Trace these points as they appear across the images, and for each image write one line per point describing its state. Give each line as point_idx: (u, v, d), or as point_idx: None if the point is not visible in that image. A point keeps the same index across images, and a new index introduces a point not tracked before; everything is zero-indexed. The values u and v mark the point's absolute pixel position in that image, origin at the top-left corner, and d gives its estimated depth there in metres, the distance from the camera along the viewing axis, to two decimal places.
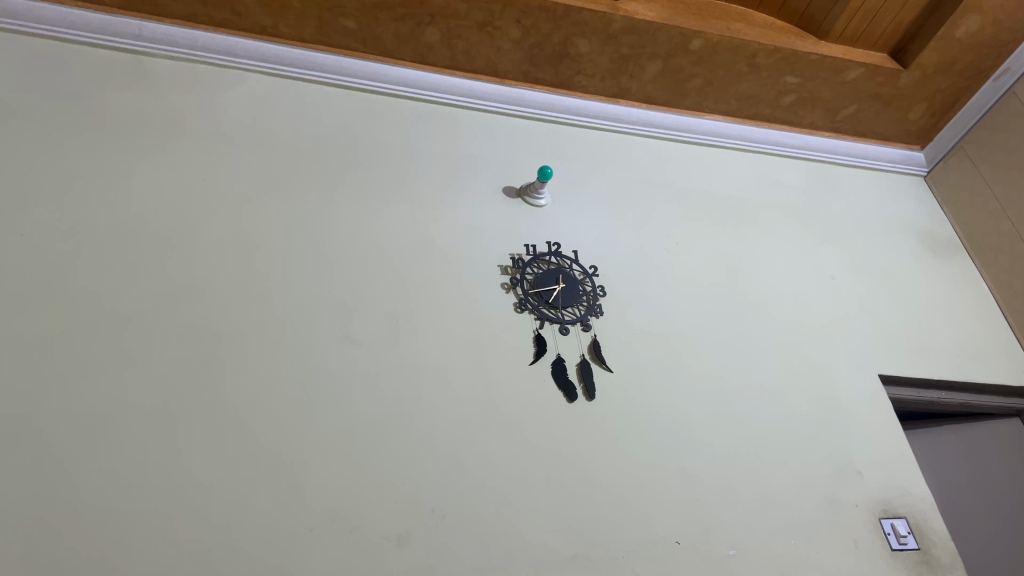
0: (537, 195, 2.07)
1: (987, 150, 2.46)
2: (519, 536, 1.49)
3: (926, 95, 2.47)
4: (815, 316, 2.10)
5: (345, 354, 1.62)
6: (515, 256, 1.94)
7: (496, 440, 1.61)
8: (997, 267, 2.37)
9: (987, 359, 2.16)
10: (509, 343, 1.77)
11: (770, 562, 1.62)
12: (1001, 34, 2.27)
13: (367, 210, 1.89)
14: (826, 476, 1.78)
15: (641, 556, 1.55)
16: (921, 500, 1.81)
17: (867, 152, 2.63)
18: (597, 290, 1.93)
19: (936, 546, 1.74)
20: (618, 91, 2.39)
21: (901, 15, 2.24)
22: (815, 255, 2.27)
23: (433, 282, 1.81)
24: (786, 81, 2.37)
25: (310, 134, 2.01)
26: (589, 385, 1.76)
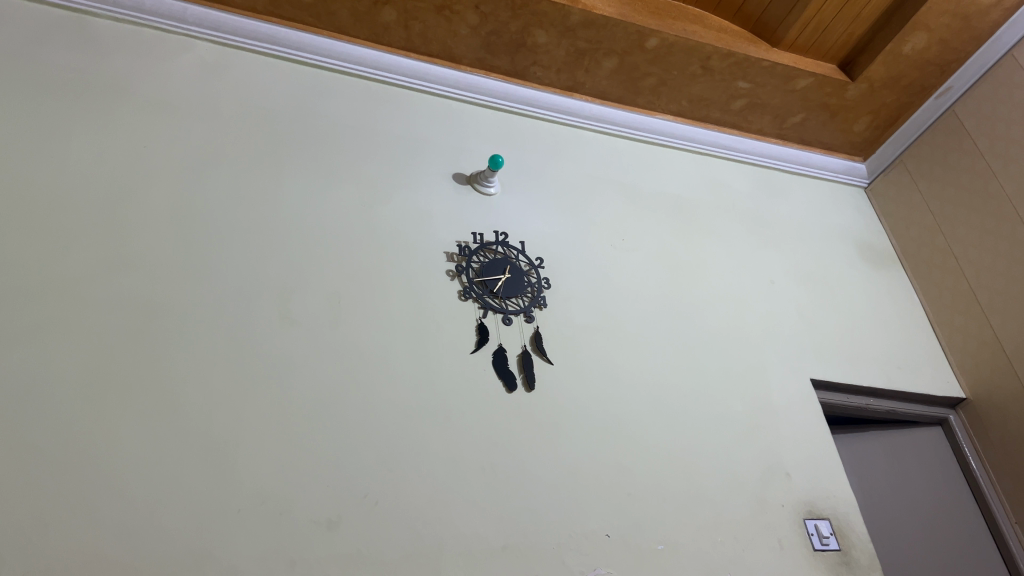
0: (486, 184, 2.14)
1: (926, 166, 2.69)
2: (450, 525, 1.51)
3: (872, 107, 2.68)
4: (751, 311, 2.25)
5: (283, 335, 1.65)
6: (462, 244, 2.00)
7: (433, 427, 1.63)
8: (929, 279, 2.60)
9: (909, 367, 2.37)
10: (451, 331, 1.81)
11: (699, 559, 1.66)
12: (946, 53, 2.47)
13: (315, 186, 1.94)
14: (755, 476, 1.86)
15: (572, 549, 1.57)
16: (844, 502, 1.92)
17: (810, 160, 2.86)
18: (541, 282, 1.99)
19: (856, 547, 1.84)
20: (572, 84, 2.49)
21: (851, 29, 2.41)
22: (756, 259, 2.42)
23: (375, 259, 1.86)
24: (737, 86, 2.53)
25: (268, 116, 2.04)
26: (530, 377, 1.80)
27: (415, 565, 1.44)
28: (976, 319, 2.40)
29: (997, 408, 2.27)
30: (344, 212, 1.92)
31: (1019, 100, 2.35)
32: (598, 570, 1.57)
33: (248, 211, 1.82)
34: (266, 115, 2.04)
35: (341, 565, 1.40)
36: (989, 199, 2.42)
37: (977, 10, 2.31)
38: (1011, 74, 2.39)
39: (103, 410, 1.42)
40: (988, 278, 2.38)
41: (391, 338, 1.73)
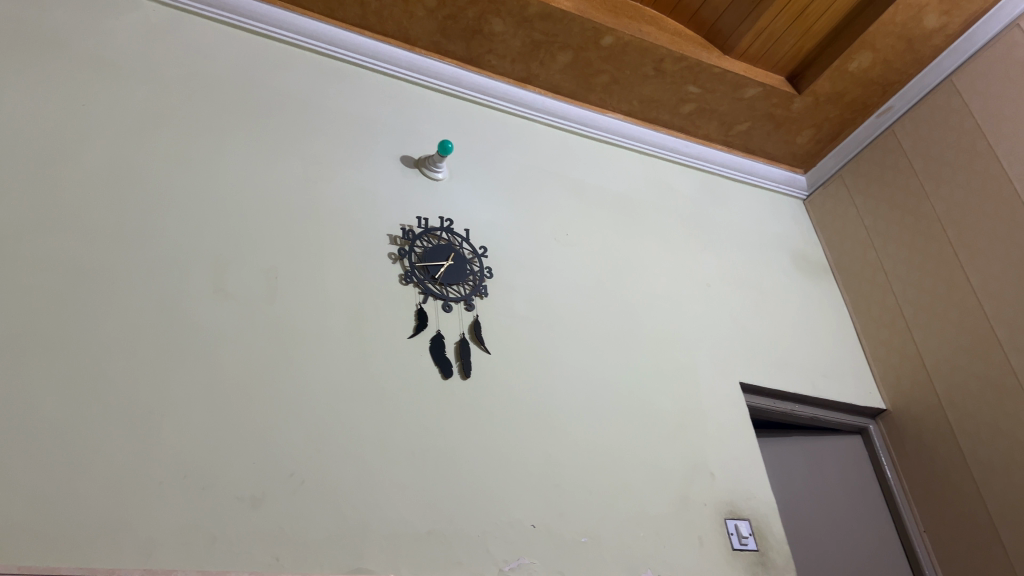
0: (434, 169, 2.12)
1: (862, 182, 2.76)
2: (376, 509, 1.51)
3: (815, 121, 2.75)
4: (686, 313, 2.28)
5: (215, 307, 1.61)
6: (406, 227, 1.98)
7: (365, 411, 1.62)
8: (859, 292, 2.68)
9: (834, 376, 2.44)
10: (389, 314, 1.80)
11: (620, 553, 1.69)
12: (888, 74, 2.55)
13: (256, 159, 1.90)
14: (680, 474, 1.90)
15: (496, 537, 1.58)
16: (764, 504, 1.97)
17: (753, 169, 2.91)
18: (483, 271, 1.99)
19: (772, 549, 1.89)
20: (525, 76, 2.48)
21: (800, 43, 2.48)
22: (695, 263, 2.46)
23: (315, 238, 1.83)
24: (687, 90, 2.56)
25: (213, 84, 1.99)
26: (466, 365, 1.80)
27: (338, 547, 1.43)
28: (901, 333, 2.48)
29: (914, 421, 2.37)
30: (285, 187, 1.88)
31: (955, 125, 2.43)
32: (521, 559, 1.58)
33: (185, 180, 1.77)
34: (210, 83, 1.99)
35: (263, 543, 1.38)
36: (921, 219, 2.50)
37: (921, 33, 2.39)
38: (949, 99, 2.47)
39: (23, 372, 1.38)
40: (914, 295, 2.46)
41: (326, 317, 1.72)
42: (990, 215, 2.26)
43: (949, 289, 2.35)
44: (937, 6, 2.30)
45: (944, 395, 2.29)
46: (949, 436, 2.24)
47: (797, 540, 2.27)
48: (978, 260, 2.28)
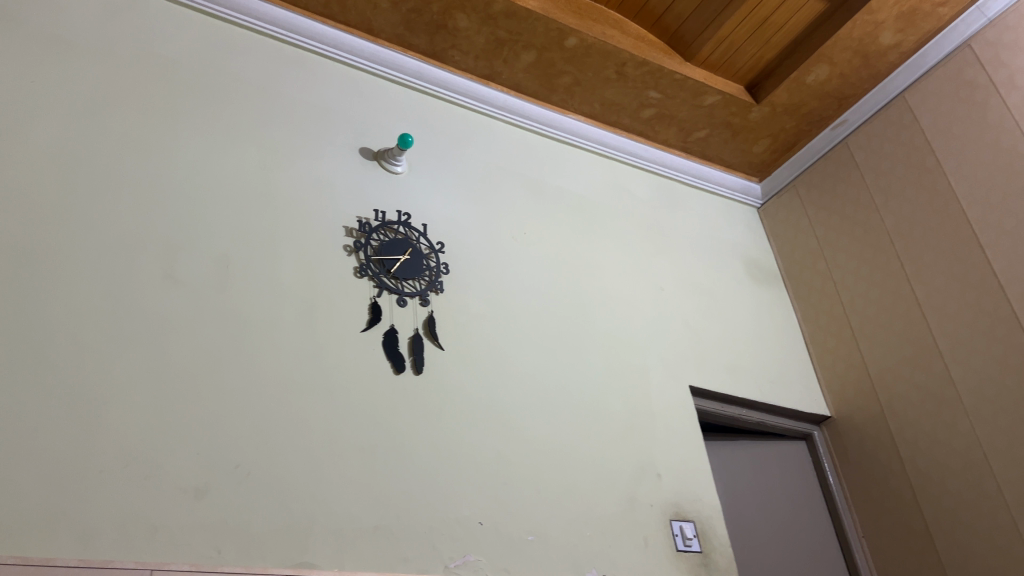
0: (394, 162, 2.11)
1: (815, 193, 2.81)
2: (322, 503, 1.49)
3: (772, 131, 2.79)
4: (639, 316, 2.30)
5: (164, 294, 1.58)
6: (363, 220, 1.97)
7: (314, 404, 1.61)
8: (808, 301, 2.73)
9: (781, 383, 2.48)
10: (343, 307, 1.78)
11: (565, 552, 1.70)
12: (844, 87, 2.61)
13: (212, 145, 1.87)
14: (628, 475, 1.92)
15: (443, 534, 1.58)
16: (709, 506, 1.99)
17: (710, 176, 2.94)
18: (439, 267, 1.99)
19: (716, 551, 1.92)
20: (489, 73, 2.47)
21: (760, 53, 2.53)
22: (650, 266, 2.48)
23: (270, 227, 1.81)
24: (647, 95, 2.58)
25: (169, 67, 1.95)
26: (419, 360, 1.79)
27: (283, 540, 1.42)
28: (847, 342, 2.54)
29: (857, 428, 2.42)
30: (240, 175, 1.85)
31: (906, 141, 2.49)
32: (467, 557, 1.58)
33: (137, 163, 1.73)
34: (167, 65, 1.95)
35: (206, 535, 1.36)
36: (870, 231, 2.55)
37: (876, 49, 2.46)
38: (901, 114, 2.53)
39: None
40: (861, 305, 2.52)
41: (279, 308, 1.70)
42: (937, 229, 2.32)
43: (894, 301, 2.41)
44: (893, 23, 2.37)
45: (886, 403, 2.35)
46: (890, 443, 2.30)
47: (738, 543, 2.32)
48: (923, 272, 2.34)
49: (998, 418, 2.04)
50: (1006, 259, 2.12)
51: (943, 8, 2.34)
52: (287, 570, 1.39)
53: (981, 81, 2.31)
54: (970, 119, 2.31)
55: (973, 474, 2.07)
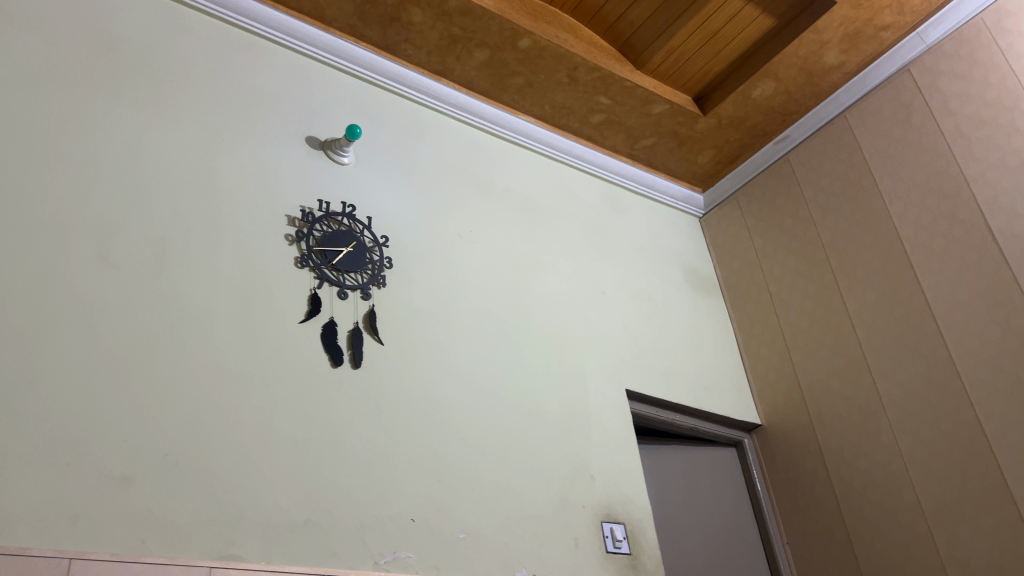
0: (340, 153, 2.08)
1: (755, 206, 2.87)
2: (251, 496, 1.47)
3: (717, 143, 2.84)
4: (580, 319, 2.32)
5: (96, 276, 1.54)
6: (306, 210, 1.94)
7: (247, 394, 1.58)
8: (744, 311, 2.78)
9: (715, 390, 2.53)
10: (282, 297, 1.76)
11: (496, 551, 1.71)
12: (788, 103, 2.67)
13: (152, 126, 1.82)
14: (562, 476, 1.93)
15: (374, 530, 1.57)
16: (639, 509, 2.02)
17: (655, 184, 2.98)
18: (383, 261, 1.97)
19: (644, 553, 1.95)
20: (441, 69, 2.46)
21: (710, 65, 2.58)
22: (593, 270, 2.50)
23: (210, 213, 1.77)
24: (598, 100, 2.60)
25: (111, 43, 1.89)
26: (357, 354, 1.78)
27: (208, 531, 1.39)
28: (780, 352, 2.59)
29: (786, 437, 2.48)
30: (181, 158, 1.81)
31: (845, 159, 2.56)
32: (397, 553, 1.57)
33: (72, 139, 1.68)
34: (110, 41, 1.89)
35: (128, 525, 1.33)
36: (806, 245, 2.61)
37: (821, 68, 2.53)
38: (841, 133, 2.60)
39: None
40: (795, 317, 2.58)
41: (215, 295, 1.66)
42: (870, 246, 2.39)
43: (827, 314, 2.47)
44: (838, 44, 2.44)
45: (814, 414, 2.41)
46: (816, 453, 2.36)
47: (670, 548, 2.36)
48: (855, 287, 2.40)
49: (920, 431, 2.12)
50: (934, 277, 2.20)
51: (886, 31, 2.42)
52: (212, 561, 1.37)
53: (917, 105, 2.39)
54: (905, 141, 2.39)
55: (893, 485, 2.14)
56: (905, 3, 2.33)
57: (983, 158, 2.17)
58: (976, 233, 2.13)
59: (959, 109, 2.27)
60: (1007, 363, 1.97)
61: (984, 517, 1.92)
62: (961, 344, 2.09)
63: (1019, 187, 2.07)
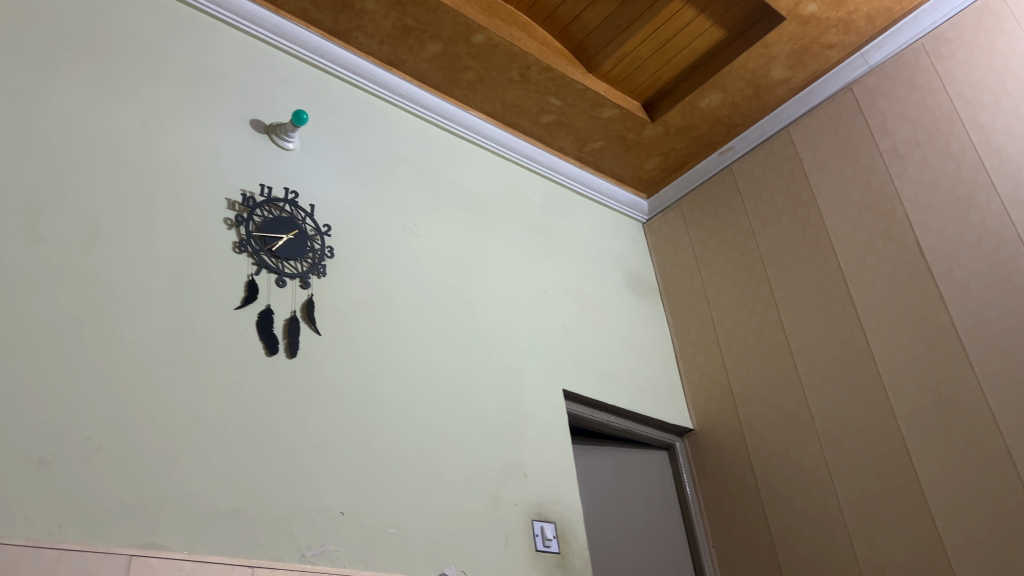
0: (285, 138, 2.05)
1: (697, 214, 2.91)
2: (177, 483, 1.44)
3: (663, 150, 2.87)
4: (520, 317, 2.32)
5: (23, 250, 1.49)
6: (247, 194, 1.90)
7: (177, 379, 1.54)
8: (682, 317, 2.82)
9: (649, 394, 2.56)
10: (218, 282, 1.72)
11: (425, 546, 1.70)
12: (735, 115, 2.71)
13: (90, 99, 1.76)
14: (495, 474, 1.93)
15: (303, 522, 1.55)
16: (570, 509, 2.04)
17: (601, 187, 3.00)
18: (324, 250, 1.94)
19: (573, 552, 1.96)
20: (393, 59, 2.43)
21: (660, 73, 2.62)
22: (535, 270, 2.51)
23: (146, 192, 1.72)
24: (549, 101, 2.61)
25: (50, 10, 1.82)
26: (293, 343, 1.75)
27: (130, 518, 1.36)
28: (715, 359, 2.64)
29: (716, 442, 2.53)
30: (118, 135, 1.76)
31: (786, 172, 2.62)
32: (325, 546, 1.56)
33: (4, 108, 1.61)
34: (49, 8, 1.83)
35: (45, 508, 1.29)
36: (745, 255, 2.66)
37: (768, 82, 2.58)
38: (784, 147, 2.65)
39: None
40: (731, 325, 2.62)
41: (147, 278, 1.62)
42: (806, 259, 2.45)
43: (762, 324, 2.52)
44: (785, 59, 2.49)
45: (745, 420, 2.46)
46: (745, 459, 2.41)
47: (598, 547, 2.38)
48: (790, 299, 2.46)
49: (845, 441, 2.18)
50: (865, 292, 2.26)
51: (831, 50, 2.48)
52: (132, 549, 1.33)
53: (858, 124, 2.46)
54: (845, 159, 2.45)
55: (817, 492, 2.20)
56: (851, 23, 2.39)
57: (918, 179, 2.24)
58: (907, 251, 2.20)
59: (897, 130, 2.34)
60: (931, 378, 2.05)
61: (901, 526, 1.99)
62: (888, 358, 2.15)
63: (949, 209, 2.15)
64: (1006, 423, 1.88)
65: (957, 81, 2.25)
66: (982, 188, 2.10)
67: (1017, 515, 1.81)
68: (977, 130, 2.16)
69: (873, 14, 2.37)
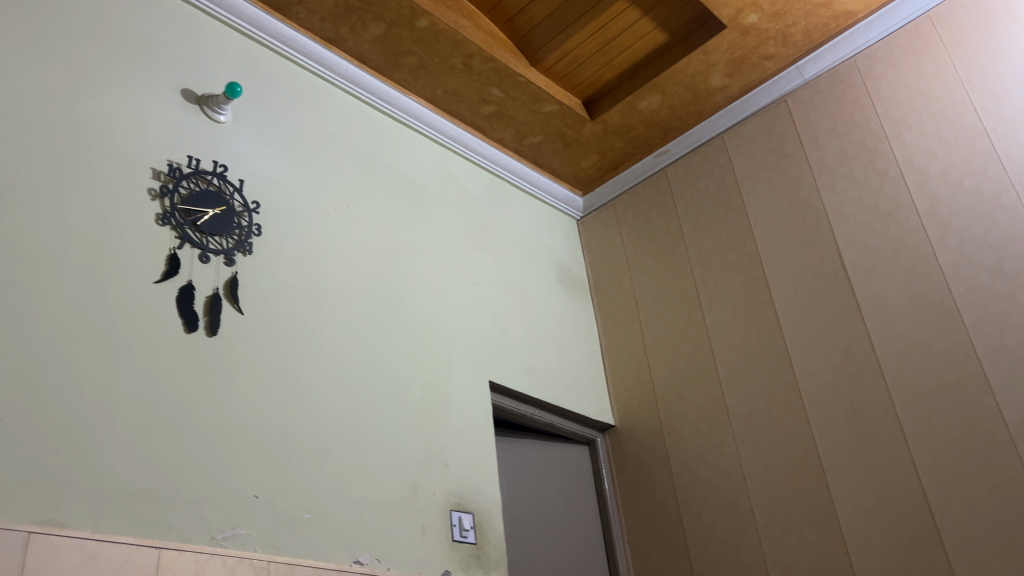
0: (217, 110, 1.99)
1: (630, 214, 2.94)
2: (85, 459, 1.39)
3: (601, 149, 2.89)
4: (450, 306, 2.31)
5: None
6: (174, 164, 1.84)
7: (90, 353, 1.49)
8: (610, 315, 2.85)
9: (574, 389, 2.58)
10: (138, 254, 1.66)
11: (340, 534, 1.68)
12: (672, 118, 2.75)
13: (9, 55, 1.68)
14: (416, 463, 1.92)
15: (215, 505, 1.52)
16: (489, 500, 2.04)
17: (538, 182, 3.00)
18: (251, 227, 1.90)
19: (489, 543, 1.97)
20: (333, 37, 2.38)
21: (601, 71, 2.64)
22: (468, 260, 2.50)
23: (66, 157, 1.65)
24: (490, 92, 2.60)
25: None
26: (214, 322, 1.70)
27: (31, 494, 1.31)
28: (640, 358, 2.67)
29: (636, 440, 2.56)
30: (38, 95, 1.68)
31: (718, 178, 2.66)
32: (236, 529, 1.52)
33: None
34: None
35: None
36: (674, 257, 2.70)
37: (705, 88, 2.62)
38: (718, 153, 2.70)
39: None
40: (657, 325, 2.66)
41: (63, 246, 1.55)
42: (733, 265, 2.50)
43: (687, 325, 2.57)
44: (723, 67, 2.54)
45: (665, 420, 2.50)
46: (664, 457, 2.45)
47: (513, 539, 2.39)
48: (716, 303, 2.50)
49: (759, 444, 2.24)
50: (788, 300, 2.32)
51: (769, 61, 2.53)
52: (32, 527, 1.28)
53: (790, 135, 2.52)
54: (776, 168, 2.51)
55: (730, 493, 2.25)
56: (788, 36, 2.45)
57: (843, 193, 2.31)
58: (829, 262, 2.27)
59: (826, 144, 2.41)
60: (844, 387, 2.12)
61: (809, 529, 2.06)
62: (805, 365, 2.21)
63: (871, 224, 2.22)
64: (912, 432, 1.96)
65: (886, 100, 2.32)
66: (903, 206, 2.18)
67: (917, 521, 1.89)
68: (901, 148, 2.24)
69: (810, 29, 2.43)
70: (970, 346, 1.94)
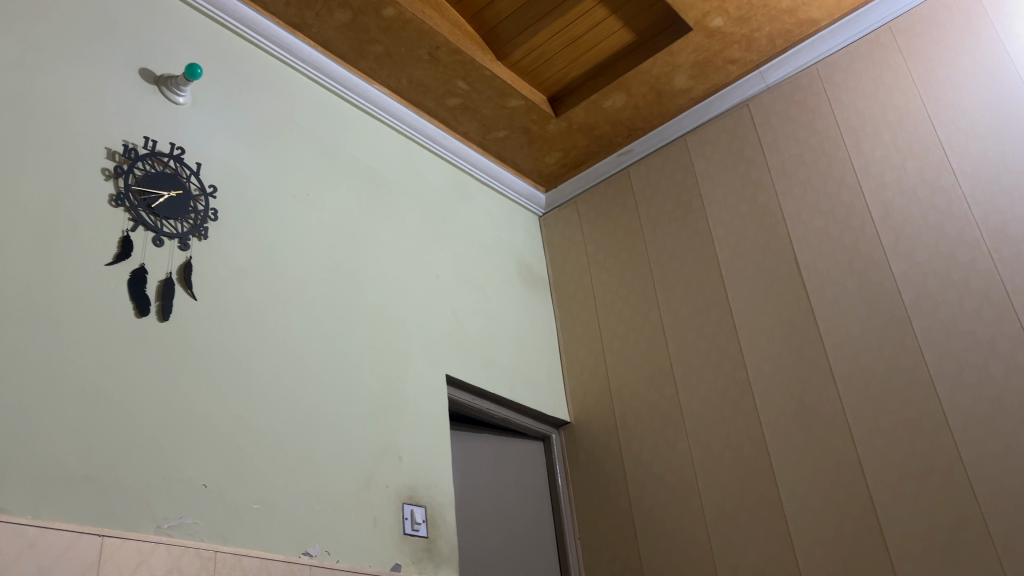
0: (176, 92, 1.95)
1: (592, 212, 2.95)
2: (27, 443, 1.36)
3: (565, 146, 2.90)
4: (409, 298, 2.30)
5: None
6: (129, 145, 1.80)
7: (36, 335, 1.45)
8: (569, 311, 2.86)
9: (530, 385, 2.59)
10: (90, 236, 1.62)
11: (290, 525, 1.66)
12: (636, 118, 2.76)
13: None
14: (369, 455, 1.91)
15: (161, 493, 1.49)
16: (441, 494, 2.04)
17: (501, 177, 2.99)
18: (208, 211, 1.86)
19: (440, 537, 1.97)
20: (298, 23, 2.34)
21: (568, 68, 2.64)
22: (428, 253, 2.48)
23: (17, 133, 1.61)
24: (456, 84, 2.59)
25: None
26: (166, 307, 1.67)
27: None
28: (597, 355, 2.69)
29: (591, 436, 2.58)
30: None
31: (680, 179, 2.69)
32: (183, 519, 1.50)
33: None
34: None
35: None
36: (634, 255, 2.72)
37: (670, 89, 2.64)
38: (680, 154, 2.72)
39: None
40: (614, 323, 2.68)
41: (10, 224, 1.51)
42: (692, 265, 2.52)
43: (644, 324, 2.58)
44: (688, 69, 2.56)
45: (620, 417, 2.52)
46: (617, 454, 2.47)
47: (467, 532, 2.38)
48: (673, 302, 2.53)
49: (711, 443, 2.26)
50: (744, 302, 2.35)
51: (733, 65, 2.56)
52: None
53: (751, 140, 2.54)
54: (736, 172, 2.53)
55: (681, 491, 2.27)
56: (753, 41, 2.47)
57: (801, 198, 2.35)
58: (785, 265, 2.30)
59: (786, 149, 2.44)
60: (796, 388, 2.15)
61: (756, 527, 2.09)
62: (759, 366, 2.24)
63: (827, 229, 2.26)
64: (860, 435, 2.00)
65: (846, 108, 2.36)
66: (859, 213, 2.21)
67: (861, 521, 1.93)
68: (859, 156, 2.28)
69: (774, 35, 2.46)
70: (918, 352, 1.98)
